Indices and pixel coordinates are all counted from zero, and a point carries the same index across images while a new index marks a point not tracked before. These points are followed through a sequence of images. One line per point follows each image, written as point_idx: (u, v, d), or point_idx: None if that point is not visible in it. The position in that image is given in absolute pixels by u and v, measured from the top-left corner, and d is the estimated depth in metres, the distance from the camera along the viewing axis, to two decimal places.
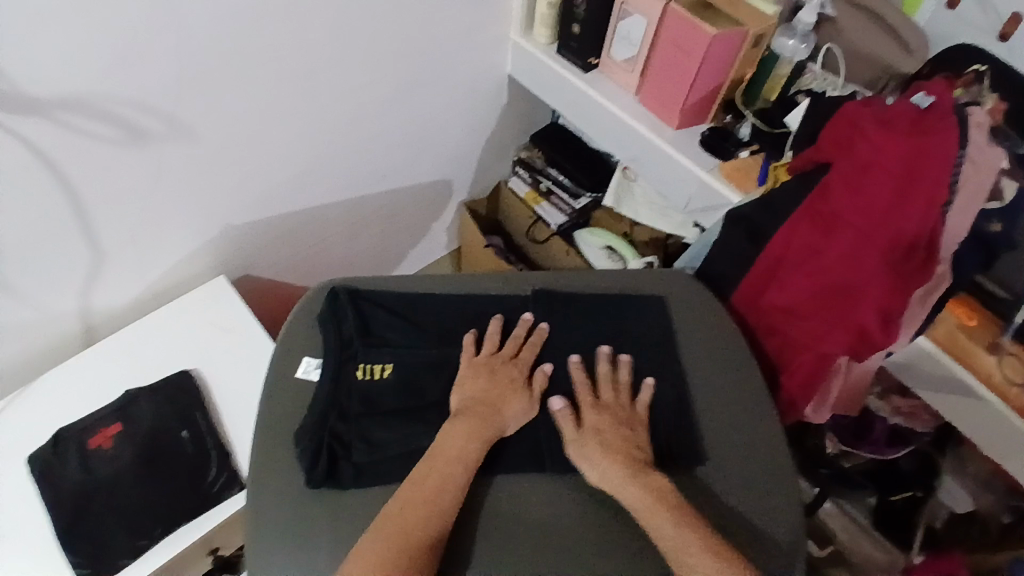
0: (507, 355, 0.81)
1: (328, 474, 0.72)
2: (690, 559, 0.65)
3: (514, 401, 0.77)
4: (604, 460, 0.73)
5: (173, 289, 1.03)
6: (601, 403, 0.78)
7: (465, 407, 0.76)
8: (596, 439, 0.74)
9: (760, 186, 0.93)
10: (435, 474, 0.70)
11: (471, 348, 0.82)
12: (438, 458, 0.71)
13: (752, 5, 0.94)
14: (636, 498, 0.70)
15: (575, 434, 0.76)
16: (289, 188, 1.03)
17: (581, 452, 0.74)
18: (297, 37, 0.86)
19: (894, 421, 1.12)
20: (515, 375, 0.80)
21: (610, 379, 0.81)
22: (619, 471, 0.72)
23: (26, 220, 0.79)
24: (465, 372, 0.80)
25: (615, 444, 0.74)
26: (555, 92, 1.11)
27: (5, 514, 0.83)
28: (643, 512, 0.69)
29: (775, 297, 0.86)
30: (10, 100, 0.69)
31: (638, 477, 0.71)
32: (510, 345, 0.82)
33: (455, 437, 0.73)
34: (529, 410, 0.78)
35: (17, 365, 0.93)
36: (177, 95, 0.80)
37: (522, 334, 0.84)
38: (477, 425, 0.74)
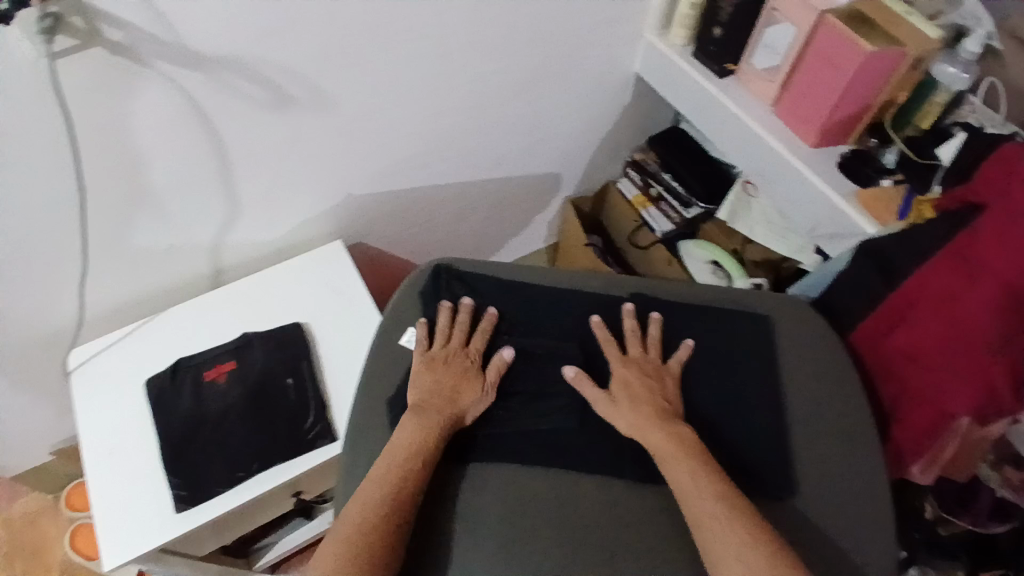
0: (456, 345, 0.82)
1: None
2: (699, 504, 0.69)
3: (468, 392, 0.79)
4: (632, 409, 0.76)
5: (293, 247, 1.09)
6: (630, 358, 0.81)
7: (421, 402, 0.77)
8: (625, 391, 0.78)
9: (900, 220, 0.87)
10: (422, 406, 0.76)
11: (421, 344, 0.83)
12: (397, 446, 0.73)
13: (915, 24, 0.87)
14: (659, 441, 0.73)
15: (602, 395, 0.78)
16: (410, 164, 1.06)
17: (609, 407, 0.77)
18: (440, 19, 0.88)
19: (1001, 493, 1.01)
20: (468, 365, 0.81)
21: (638, 337, 0.83)
22: (657, 432, 0.74)
23: (174, 166, 0.85)
24: (421, 368, 0.81)
25: (644, 395, 0.77)
26: (683, 96, 1.08)
27: (127, 427, 0.91)
28: (663, 456, 0.73)
29: (902, 340, 0.81)
30: (174, 52, 0.73)
31: (684, 445, 0.73)
32: (458, 334, 0.83)
33: (409, 430, 0.74)
34: (484, 396, 0.79)
35: (152, 295, 1.01)
36: (324, 64, 0.84)
37: (465, 321, 0.84)
38: (429, 415, 0.75)
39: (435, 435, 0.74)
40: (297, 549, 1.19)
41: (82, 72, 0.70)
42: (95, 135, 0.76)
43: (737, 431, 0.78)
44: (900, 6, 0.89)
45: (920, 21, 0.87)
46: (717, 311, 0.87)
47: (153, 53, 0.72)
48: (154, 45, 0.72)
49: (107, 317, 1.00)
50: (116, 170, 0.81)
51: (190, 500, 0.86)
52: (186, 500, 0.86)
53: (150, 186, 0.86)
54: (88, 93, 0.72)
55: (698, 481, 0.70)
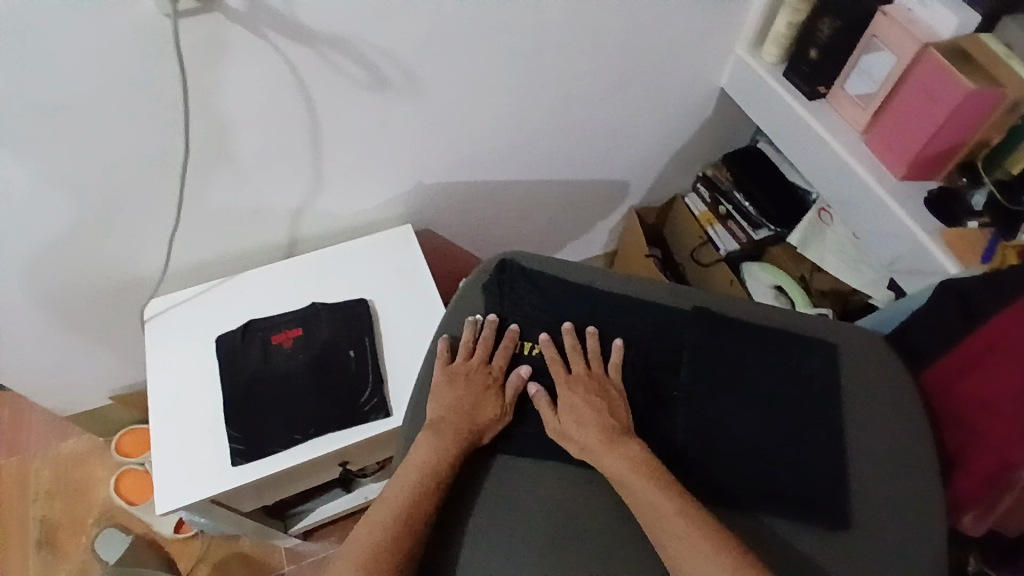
0: (477, 361, 0.82)
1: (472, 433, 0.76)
2: (672, 530, 0.68)
3: (487, 408, 0.79)
4: (579, 435, 0.76)
5: (365, 225, 1.12)
6: (574, 375, 0.81)
7: (440, 416, 0.78)
8: (572, 415, 0.77)
9: (983, 264, 0.86)
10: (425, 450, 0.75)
11: (443, 356, 0.83)
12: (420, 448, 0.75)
13: (1014, 68, 0.82)
14: (614, 467, 0.73)
15: (551, 417, 0.79)
16: (486, 157, 1.08)
17: (560, 426, 0.78)
18: (540, 17, 0.89)
19: None
20: (489, 383, 0.81)
21: (579, 353, 0.82)
22: (610, 455, 0.74)
23: (269, 133, 0.89)
24: (441, 382, 0.82)
25: (589, 417, 0.77)
26: (768, 116, 1.07)
27: (196, 377, 0.95)
28: (624, 480, 0.72)
29: (976, 385, 0.78)
30: (286, 26, 0.76)
31: (638, 463, 0.73)
32: (480, 350, 0.83)
33: (427, 450, 0.75)
34: (503, 415, 0.79)
35: (229, 255, 1.05)
36: (424, 50, 0.87)
37: (489, 336, 0.84)
38: (445, 433, 0.76)
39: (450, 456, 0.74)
40: (332, 518, 1.22)
41: (199, 35, 0.73)
42: (203, 97, 0.80)
43: (794, 457, 0.77)
44: (1002, 49, 0.84)
45: (1021, 64, 0.82)
46: (787, 334, 0.85)
47: (267, 24, 0.75)
48: (269, 16, 0.75)
49: (186, 270, 1.04)
50: (214, 131, 0.85)
51: (247, 455, 0.89)
52: (243, 455, 0.89)
53: (245, 149, 0.89)
54: (203, 56, 0.76)
55: (655, 496, 0.70)
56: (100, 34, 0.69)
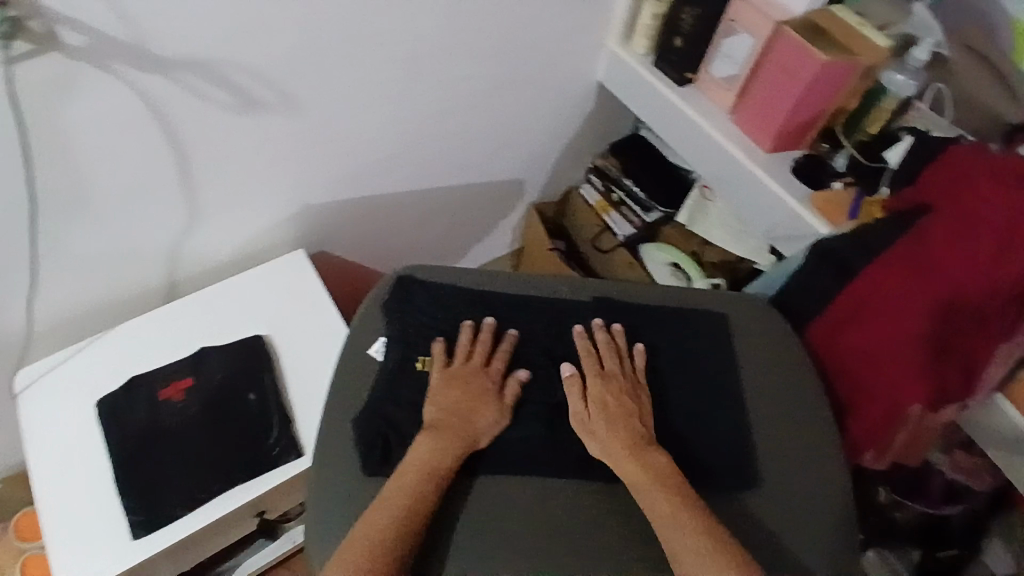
0: (477, 363, 0.79)
1: (383, 460, 0.74)
2: (677, 537, 0.68)
3: (485, 413, 0.76)
4: (608, 436, 0.75)
5: (253, 256, 1.06)
6: (605, 372, 0.79)
7: (437, 421, 0.75)
8: (602, 412, 0.77)
9: (851, 222, 0.91)
10: (427, 453, 0.72)
11: (441, 357, 0.80)
12: (409, 467, 0.71)
13: (866, 35, 0.90)
14: (630, 471, 0.73)
15: (579, 407, 0.78)
16: (374, 173, 1.05)
17: (586, 424, 0.77)
18: (411, 24, 0.88)
19: (952, 476, 1.08)
20: (487, 386, 0.78)
21: (610, 349, 0.82)
22: (631, 460, 0.74)
23: (128, 173, 0.82)
24: (439, 383, 0.78)
25: (621, 416, 0.76)
26: (645, 104, 1.10)
27: (80, 448, 0.87)
28: (636, 483, 0.72)
29: (858, 341, 0.84)
30: (134, 55, 0.71)
31: (655, 469, 0.73)
32: (479, 352, 0.80)
33: (427, 450, 0.72)
34: (500, 421, 0.76)
35: (101, 309, 0.96)
36: (291, 69, 0.83)
37: (487, 339, 0.81)
38: (443, 442, 0.73)
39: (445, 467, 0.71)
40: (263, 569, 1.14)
41: (34, 73, 0.67)
42: (47, 140, 0.73)
43: (704, 429, 0.80)
44: (855, 19, 0.91)
45: (871, 32, 0.91)
46: (684, 313, 0.88)
47: (111, 55, 0.70)
48: (113, 47, 0.69)
49: (53, 332, 0.94)
50: (64, 177, 0.77)
51: (149, 524, 0.82)
52: (145, 524, 0.82)
53: (103, 192, 0.82)
54: (40, 95, 0.69)
55: (671, 508, 0.70)
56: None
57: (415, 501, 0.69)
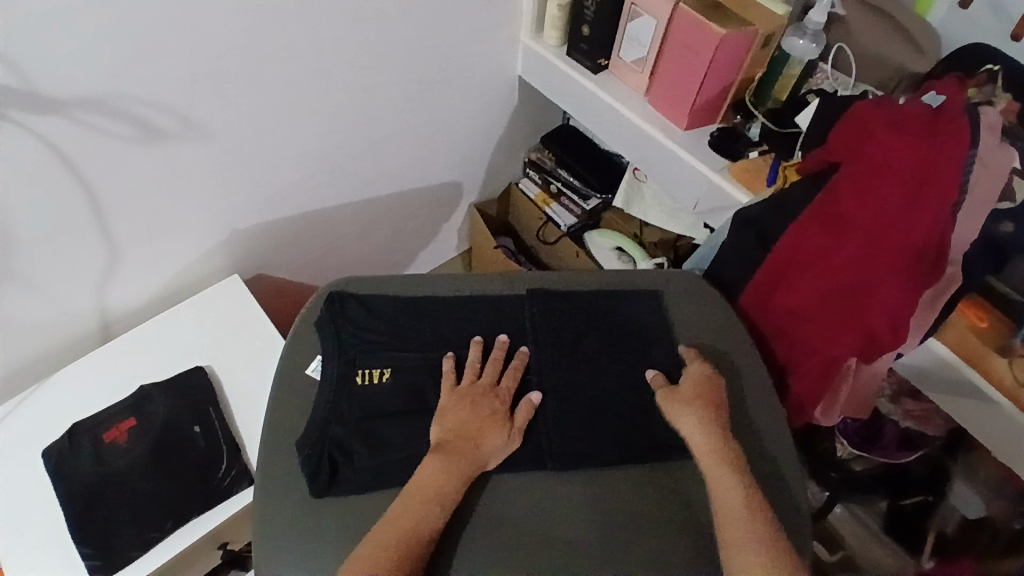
0: (487, 383, 0.79)
1: (329, 483, 0.73)
2: (741, 524, 0.69)
3: (494, 435, 0.75)
4: (695, 418, 0.76)
5: (189, 287, 1.05)
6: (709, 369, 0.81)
7: (445, 441, 0.74)
8: (695, 398, 0.78)
9: (768, 187, 0.93)
10: (435, 474, 0.71)
11: (451, 376, 0.80)
12: (416, 490, 0.70)
13: (763, 4, 0.93)
14: (709, 455, 0.74)
15: (666, 390, 0.79)
16: (301, 191, 1.05)
17: (677, 411, 0.77)
18: (311, 38, 0.88)
19: (904, 424, 1.12)
20: (497, 407, 0.77)
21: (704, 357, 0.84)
22: (711, 444, 0.75)
23: (41, 219, 0.81)
24: (448, 403, 0.78)
25: (711, 404, 0.78)
26: (565, 93, 1.11)
27: (26, 503, 0.85)
28: (710, 466, 0.73)
29: (785, 300, 0.86)
30: (30, 101, 0.70)
31: (733, 456, 0.74)
32: (490, 371, 0.80)
33: (436, 473, 0.71)
34: (509, 441, 0.75)
35: (36, 360, 0.95)
36: (193, 95, 0.82)
37: (500, 356, 0.81)
38: (454, 462, 0.72)
39: (452, 489, 0.70)
40: None
41: None
42: None
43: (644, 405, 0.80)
44: None
45: (767, 1, 0.94)
46: (613, 295, 0.89)
47: (7, 103, 0.69)
48: (7, 95, 0.69)
49: None
50: None
51: (105, 568, 0.81)
52: (101, 569, 0.81)
53: (19, 242, 0.81)
54: None
55: (741, 496, 0.71)
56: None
57: (415, 524, 0.68)
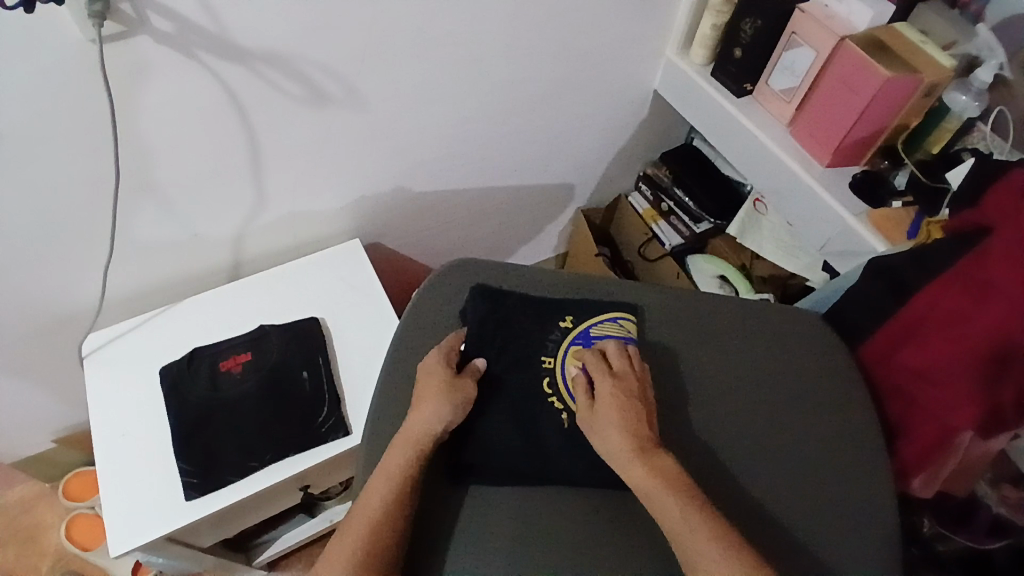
0: (437, 365, 0.79)
1: (455, 463, 0.76)
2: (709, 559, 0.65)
3: (434, 407, 0.75)
4: (617, 438, 0.73)
5: (313, 242, 1.11)
6: (616, 373, 0.78)
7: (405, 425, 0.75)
8: (611, 412, 0.75)
9: (909, 241, 0.90)
10: (394, 461, 0.72)
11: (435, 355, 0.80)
12: (377, 475, 0.71)
13: (929, 53, 0.90)
14: (641, 477, 0.71)
15: (586, 404, 0.77)
16: (431, 169, 1.09)
17: (605, 419, 0.75)
18: (475, 27, 0.90)
19: (998, 510, 0.97)
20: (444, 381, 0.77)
21: (622, 355, 0.80)
22: (640, 466, 0.71)
23: (203, 157, 0.86)
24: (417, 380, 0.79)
25: (633, 420, 0.74)
26: (701, 114, 1.11)
27: (139, 412, 0.91)
28: (648, 493, 0.70)
29: (910, 356, 0.83)
30: (218, 45, 0.74)
31: (666, 477, 0.70)
32: (443, 357, 0.80)
33: (395, 457, 0.72)
34: (451, 414, 0.75)
35: (168, 283, 1.02)
36: (361, 65, 0.86)
37: (451, 345, 0.82)
38: (406, 444, 0.73)
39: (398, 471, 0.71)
40: (290, 548, 1.19)
41: (125, 56, 0.70)
42: (128, 121, 0.76)
43: (737, 432, 0.81)
44: (917, 36, 0.92)
45: (934, 51, 0.90)
46: (734, 323, 0.89)
47: (197, 43, 0.73)
48: (199, 36, 0.72)
49: (123, 301, 1.00)
50: (143, 156, 0.81)
51: (202, 488, 0.86)
52: (198, 488, 0.86)
53: (178, 173, 0.86)
54: (122, 77, 0.72)
55: (692, 518, 0.67)
56: (4, 56, 0.64)
57: (384, 501, 0.69)
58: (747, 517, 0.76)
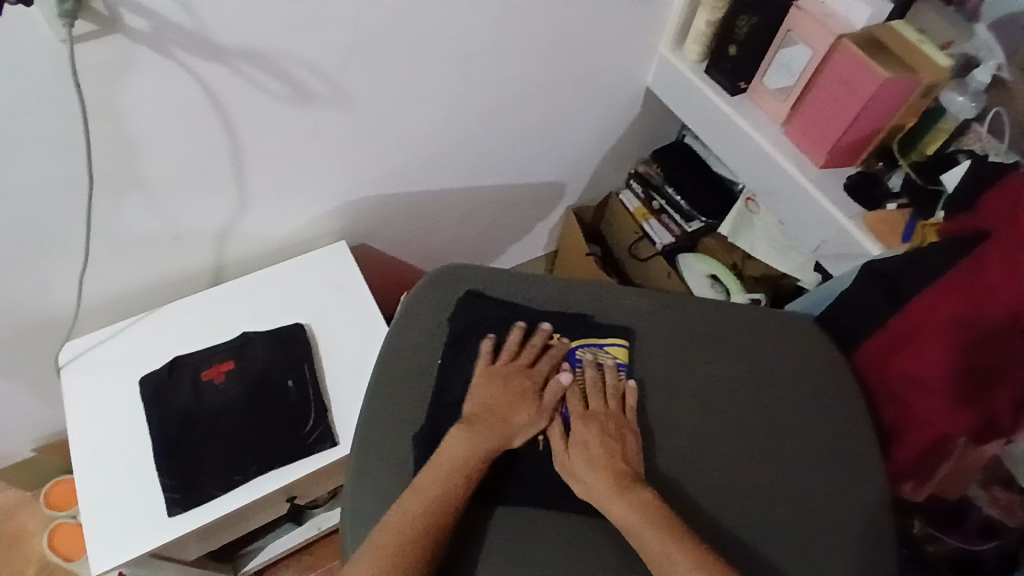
0: (519, 365, 0.81)
1: None
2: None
3: (522, 413, 0.78)
4: (593, 477, 0.72)
5: (298, 244, 1.08)
6: (591, 411, 0.79)
7: (474, 417, 0.76)
8: (582, 455, 0.74)
9: (904, 244, 0.89)
10: (449, 465, 0.71)
11: (484, 357, 0.81)
12: (427, 480, 0.70)
13: (927, 52, 0.88)
14: (622, 513, 0.70)
15: (561, 450, 0.76)
16: (420, 169, 1.06)
17: (580, 460, 0.74)
18: (464, 23, 0.87)
19: (988, 511, 0.95)
20: (527, 387, 0.80)
21: (598, 389, 0.81)
22: (616, 499, 0.70)
23: (183, 158, 0.83)
24: (479, 381, 0.80)
25: (603, 459, 0.74)
26: (694, 112, 1.09)
27: (119, 423, 0.88)
28: (629, 524, 0.69)
29: (905, 362, 0.82)
30: (196, 42, 0.71)
31: (647, 510, 0.69)
32: (524, 354, 0.82)
33: (452, 456, 0.72)
34: (536, 419, 0.78)
35: (148, 288, 0.99)
36: (347, 63, 0.83)
37: (537, 342, 0.83)
38: (471, 449, 0.73)
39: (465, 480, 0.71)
40: (278, 557, 1.17)
41: (97, 56, 0.67)
42: (103, 122, 0.73)
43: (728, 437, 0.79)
44: (914, 35, 0.90)
45: (932, 51, 0.89)
46: (728, 329, 0.88)
47: (174, 41, 0.70)
48: (176, 33, 0.69)
49: (102, 307, 0.97)
50: (119, 157, 0.78)
51: (185, 502, 0.83)
52: (181, 502, 0.83)
53: (158, 175, 0.83)
54: (95, 75, 0.68)
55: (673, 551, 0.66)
56: None
57: (431, 507, 0.68)
58: (743, 524, 0.75)
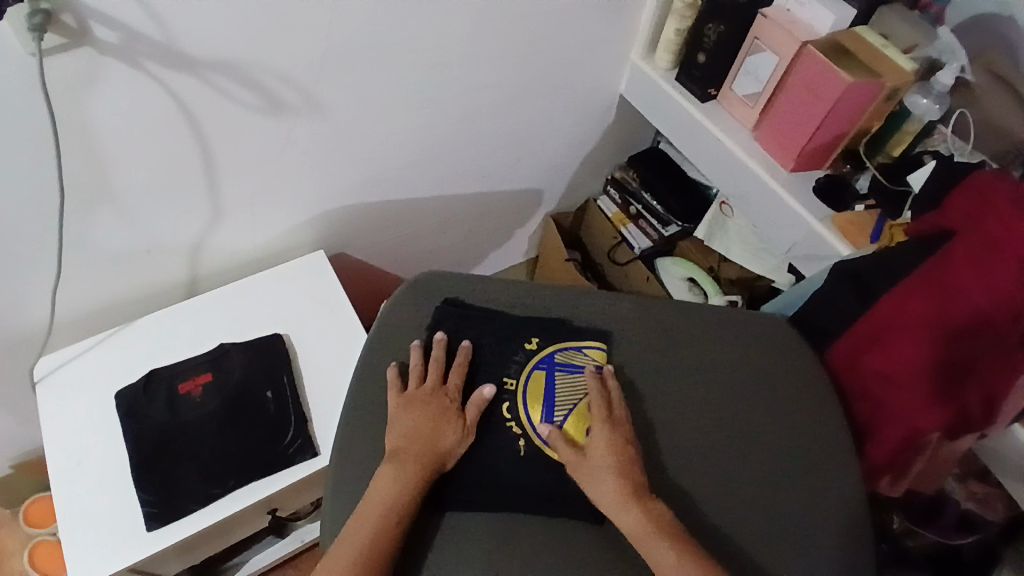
0: (432, 383, 0.79)
1: None
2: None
3: (445, 433, 0.76)
4: (610, 485, 0.72)
5: (275, 254, 1.08)
6: (613, 419, 0.77)
7: (398, 447, 0.75)
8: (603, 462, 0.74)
9: (872, 244, 0.91)
10: (388, 484, 0.71)
11: (395, 384, 0.80)
12: (372, 498, 0.71)
13: (890, 57, 0.90)
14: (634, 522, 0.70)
15: (576, 455, 0.76)
16: (396, 177, 1.07)
17: (598, 465, 0.74)
18: (436, 32, 0.88)
19: (964, 505, 0.97)
20: (446, 405, 0.78)
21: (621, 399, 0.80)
22: (632, 510, 0.71)
23: (156, 170, 0.83)
24: (396, 411, 0.78)
25: (625, 469, 0.73)
26: (667, 118, 1.11)
27: (94, 439, 0.88)
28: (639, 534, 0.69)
29: (876, 360, 0.83)
30: (167, 54, 0.71)
31: (661, 523, 0.70)
32: (433, 370, 0.80)
33: (384, 484, 0.71)
34: (462, 438, 0.77)
35: (124, 301, 0.98)
36: (320, 73, 0.84)
37: (439, 356, 0.81)
38: (400, 474, 0.72)
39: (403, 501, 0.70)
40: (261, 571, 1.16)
41: (66, 70, 0.67)
42: (75, 136, 0.73)
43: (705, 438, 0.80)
44: (877, 40, 0.92)
45: (895, 55, 0.91)
46: (705, 331, 0.89)
47: (144, 53, 0.70)
48: (146, 45, 0.69)
49: (76, 322, 0.96)
50: (92, 171, 0.78)
51: (163, 517, 0.83)
52: (158, 517, 0.83)
53: (131, 187, 0.83)
54: (65, 89, 0.68)
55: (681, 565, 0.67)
56: None
57: (378, 525, 0.69)
58: (721, 522, 0.75)
